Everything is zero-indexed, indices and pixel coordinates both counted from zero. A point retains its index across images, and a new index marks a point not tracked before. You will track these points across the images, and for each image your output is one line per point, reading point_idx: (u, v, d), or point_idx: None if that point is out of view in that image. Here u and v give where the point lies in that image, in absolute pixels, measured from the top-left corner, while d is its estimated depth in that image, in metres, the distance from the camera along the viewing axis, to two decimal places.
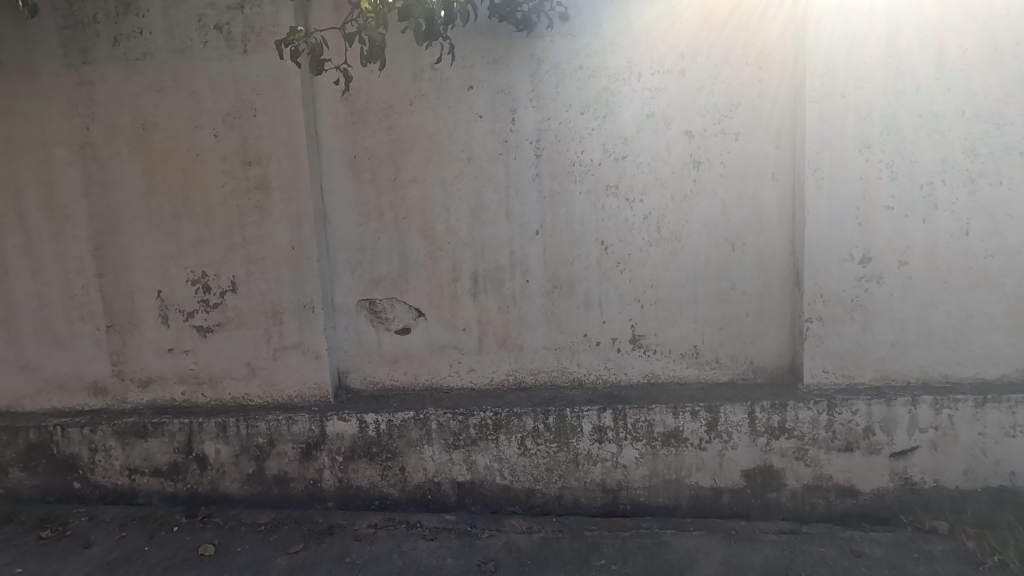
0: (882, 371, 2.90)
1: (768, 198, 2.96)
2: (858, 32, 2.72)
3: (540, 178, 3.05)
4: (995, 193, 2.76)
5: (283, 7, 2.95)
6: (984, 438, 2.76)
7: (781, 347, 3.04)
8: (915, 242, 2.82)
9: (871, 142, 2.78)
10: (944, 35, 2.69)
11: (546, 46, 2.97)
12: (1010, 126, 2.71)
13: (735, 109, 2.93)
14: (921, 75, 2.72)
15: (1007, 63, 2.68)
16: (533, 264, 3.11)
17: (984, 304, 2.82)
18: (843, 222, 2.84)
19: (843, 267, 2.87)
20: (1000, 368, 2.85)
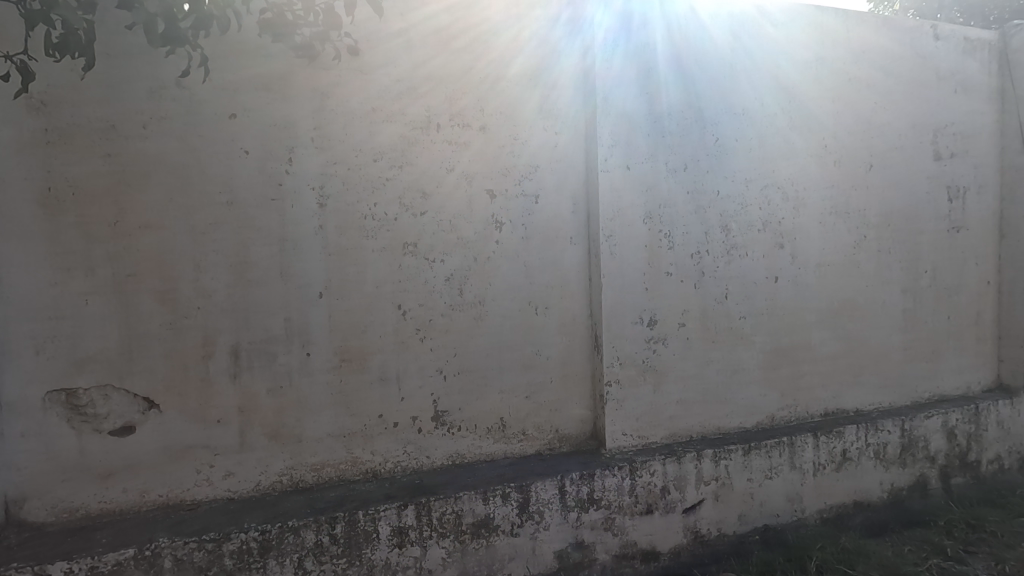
0: (671, 429, 3.04)
1: (568, 262, 2.94)
2: (639, 112, 2.95)
3: (325, 230, 2.55)
4: (744, 263, 3.18)
5: None
6: (751, 483, 3.06)
7: (584, 412, 2.99)
8: (690, 305, 3.07)
9: (653, 214, 2.98)
10: (702, 124, 3.08)
11: (332, 80, 2.55)
12: (750, 207, 3.19)
13: (535, 172, 2.88)
14: (687, 156, 3.05)
15: (747, 154, 3.18)
16: (317, 334, 2.55)
17: (743, 360, 3.18)
18: (633, 286, 2.95)
19: (635, 330, 2.96)
20: (756, 417, 3.23)
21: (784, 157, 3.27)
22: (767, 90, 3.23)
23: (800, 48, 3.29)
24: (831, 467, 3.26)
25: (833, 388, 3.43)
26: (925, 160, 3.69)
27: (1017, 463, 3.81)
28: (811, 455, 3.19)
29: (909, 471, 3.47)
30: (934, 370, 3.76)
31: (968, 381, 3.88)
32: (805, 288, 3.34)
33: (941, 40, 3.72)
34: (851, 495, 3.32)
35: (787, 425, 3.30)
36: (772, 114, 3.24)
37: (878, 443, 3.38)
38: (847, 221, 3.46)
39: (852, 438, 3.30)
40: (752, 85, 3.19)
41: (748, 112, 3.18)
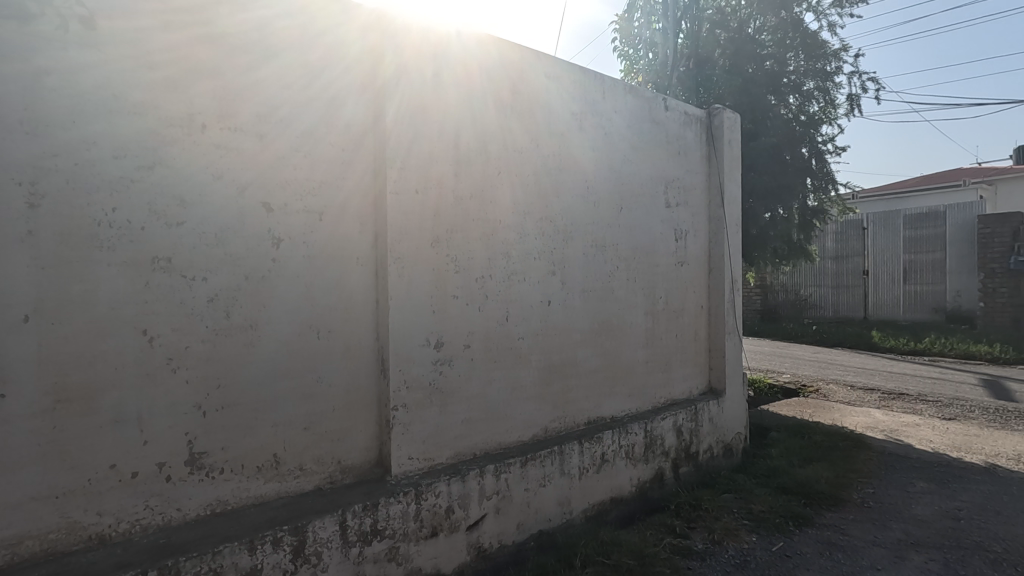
0: (456, 448, 3.11)
1: (354, 283, 2.83)
2: (428, 139, 3.04)
3: (37, 237, 2.03)
4: (523, 287, 3.47)
5: None
6: (528, 492, 3.29)
7: (369, 440, 2.88)
8: (475, 327, 3.22)
9: (441, 238, 3.07)
10: (486, 158, 3.31)
11: (56, 54, 2.06)
12: (529, 237, 3.51)
13: (320, 188, 2.72)
14: (473, 186, 3.23)
15: (525, 189, 3.51)
16: (18, 368, 1.98)
17: (521, 377, 3.45)
18: (421, 309, 2.97)
19: (422, 352, 2.97)
20: (532, 430, 3.51)
21: (555, 194, 3.69)
22: (541, 133, 3.62)
23: (567, 100, 3.79)
24: (593, 469, 3.69)
25: (594, 399, 3.93)
26: (660, 207, 4.52)
27: (722, 449, 4.82)
28: (577, 460, 3.58)
29: (650, 465, 4.13)
30: (667, 378, 4.56)
31: (690, 386, 4.79)
32: (572, 311, 3.78)
33: (670, 111, 4.64)
34: (608, 492, 3.80)
35: (558, 435, 3.65)
36: (545, 155, 3.64)
37: (628, 443, 3.95)
38: (605, 253, 4.02)
39: (609, 442, 3.80)
40: (529, 128, 3.55)
41: (526, 151, 3.53)
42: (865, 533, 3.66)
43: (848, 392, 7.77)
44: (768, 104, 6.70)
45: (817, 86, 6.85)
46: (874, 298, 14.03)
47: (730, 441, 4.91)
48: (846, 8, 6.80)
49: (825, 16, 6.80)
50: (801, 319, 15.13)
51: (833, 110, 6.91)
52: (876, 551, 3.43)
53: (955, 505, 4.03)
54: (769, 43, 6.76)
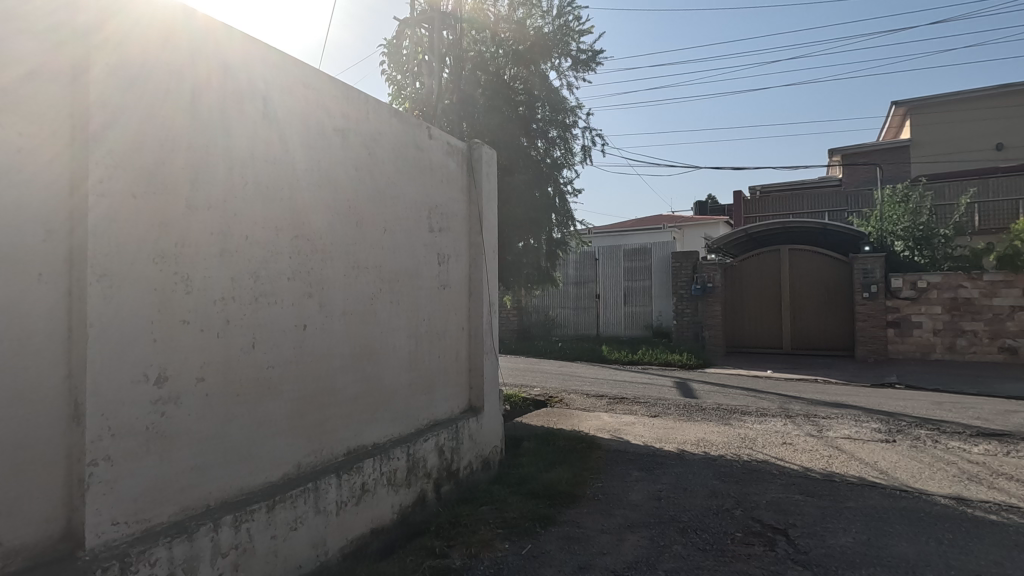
0: (183, 502, 2.65)
1: (32, 306, 2.18)
2: (152, 135, 2.59)
3: None
4: (272, 311, 3.18)
5: None
6: (275, 540, 2.98)
7: (50, 509, 2.22)
8: (211, 357, 2.82)
9: (167, 254, 2.62)
10: (231, 165, 2.97)
11: None
12: (280, 255, 3.25)
13: None
14: (212, 196, 2.86)
15: (278, 204, 3.24)
16: None
17: (268, 411, 3.13)
18: (137, 338, 2.48)
19: (136, 390, 2.46)
20: (282, 468, 3.21)
21: (314, 212, 3.49)
22: (298, 145, 3.40)
23: (328, 114, 3.64)
24: (352, 501, 3.53)
25: (355, 427, 3.77)
26: (423, 232, 4.62)
27: (480, 464, 5.06)
28: (333, 495, 3.38)
29: (412, 489, 4.11)
30: (429, 400, 4.62)
31: (452, 406, 4.94)
32: (330, 336, 3.58)
33: (433, 139, 4.80)
34: (368, 524, 3.66)
35: (313, 470, 3.41)
36: (303, 169, 3.42)
37: (389, 469, 3.88)
38: (367, 275, 3.94)
39: (369, 471, 3.69)
40: (284, 138, 3.31)
41: (280, 163, 3.27)
42: (595, 523, 4.21)
43: (585, 400, 8.96)
44: (521, 145, 7.48)
45: (560, 135, 7.88)
46: (604, 318, 16.64)
47: (488, 454, 5.20)
48: (580, 73, 8.04)
49: (565, 76, 7.92)
50: (550, 337, 17.08)
51: (572, 157, 8.02)
52: (603, 537, 3.98)
53: (657, 488, 4.94)
54: (521, 91, 7.58)
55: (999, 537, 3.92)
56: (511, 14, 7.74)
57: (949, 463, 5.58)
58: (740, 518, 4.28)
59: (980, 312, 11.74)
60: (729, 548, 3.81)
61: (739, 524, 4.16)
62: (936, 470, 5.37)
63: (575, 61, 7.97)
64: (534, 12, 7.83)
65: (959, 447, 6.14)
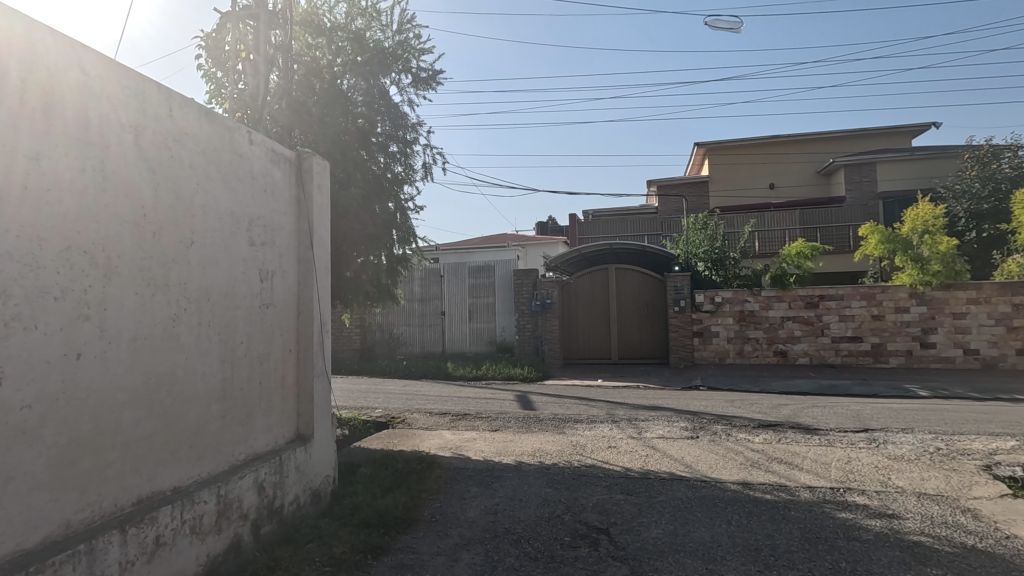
0: None
1: None
2: None
3: None
4: (28, 338, 2.62)
5: None
6: None
7: None
8: None
9: None
10: None
11: None
12: (42, 271, 2.70)
13: None
14: None
15: (40, 207, 2.71)
16: None
17: (20, 463, 2.56)
18: None
19: None
20: (41, 529, 2.64)
21: (93, 219, 2.97)
22: (73, 140, 2.88)
23: (116, 107, 3.15)
24: (142, 560, 3.02)
25: (148, 471, 3.25)
26: (241, 245, 4.19)
27: (309, 497, 4.68)
28: (115, 555, 2.86)
29: (223, 535, 3.64)
30: (247, 432, 4.16)
31: (275, 436, 4.51)
32: (114, 365, 3.05)
33: (255, 144, 4.40)
34: None
35: (89, 528, 2.85)
36: (79, 168, 2.91)
37: (194, 516, 3.40)
38: (167, 295, 3.44)
39: (166, 520, 3.20)
40: (52, 129, 2.79)
41: (45, 158, 2.74)
42: (430, 546, 4.13)
43: (428, 418, 8.83)
44: (359, 157, 7.23)
45: (400, 150, 7.77)
46: (449, 334, 16.70)
47: (317, 486, 4.83)
48: (421, 90, 8.05)
49: (406, 92, 7.87)
50: (394, 355, 16.64)
51: (413, 174, 7.95)
52: (437, 561, 3.90)
53: (494, 502, 5.01)
54: (360, 103, 7.35)
55: (771, 513, 4.65)
56: (349, 23, 7.50)
57: (738, 453, 6.51)
58: (568, 523, 4.52)
59: (760, 322, 14.05)
60: (557, 553, 3.98)
61: (568, 529, 4.39)
62: (728, 459, 6.24)
63: (415, 78, 7.96)
64: (373, 24, 7.68)
65: (745, 438, 7.21)
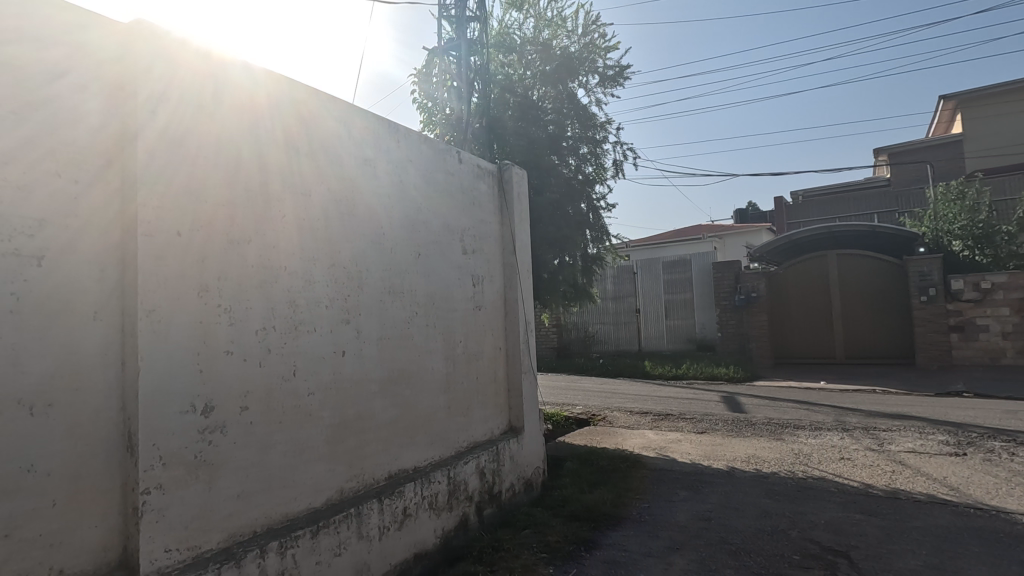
0: (230, 529, 2.74)
1: (86, 347, 2.32)
2: (194, 171, 2.74)
3: None
4: (310, 339, 3.27)
5: None
6: (319, 565, 3.03)
7: (103, 537, 2.33)
8: (253, 385, 2.92)
9: (210, 287, 2.75)
10: (268, 199, 3.11)
11: None
12: (316, 284, 3.34)
13: (39, 227, 2.21)
14: (251, 229, 2.99)
15: (312, 234, 3.36)
16: None
17: (309, 438, 3.21)
18: (181, 370, 2.59)
19: (182, 421, 2.57)
20: (324, 493, 3.27)
21: (345, 240, 3.58)
22: (329, 177, 3.52)
23: (357, 146, 3.76)
24: (395, 526, 3.55)
25: (394, 451, 3.81)
26: (456, 255, 4.67)
27: (522, 486, 5.00)
28: (376, 520, 3.41)
29: (453, 513, 4.09)
30: (467, 422, 4.62)
31: (491, 427, 4.92)
32: (366, 360, 3.65)
33: (462, 163, 4.87)
34: (410, 548, 3.67)
35: (355, 495, 3.46)
36: (334, 199, 3.54)
37: (431, 493, 3.88)
38: (401, 300, 4.00)
39: (411, 494, 3.71)
40: (317, 170, 3.44)
41: (313, 194, 3.39)
42: (640, 546, 4.09)
43: (628, 417, 8.78)
44: (552, 163, 7.49)
45: (590, 151, 7.87)
46: (645, 332, 16.36)
47: (529, 476, 5.14)
48: (608, 88, 8.04)
49: (593, 93, 7.93)
50: (590, 353, 16.89)
51: (604, 173, 7.98)
52: (649, 562, 3.85)
53: (705, 508, 4.76)
54: (550, 110, 7.59)
55: None
56: (537, 36, 7.80)
57: None
58: (795, 539, 4.08)
59: None
60: (785, 572, 3.62)
61: (794, 547, 3.95)
62: (1015, 484, 4.98)
63: (602, 78, 7.99)
64: (560, 32, 7.84)
65: None
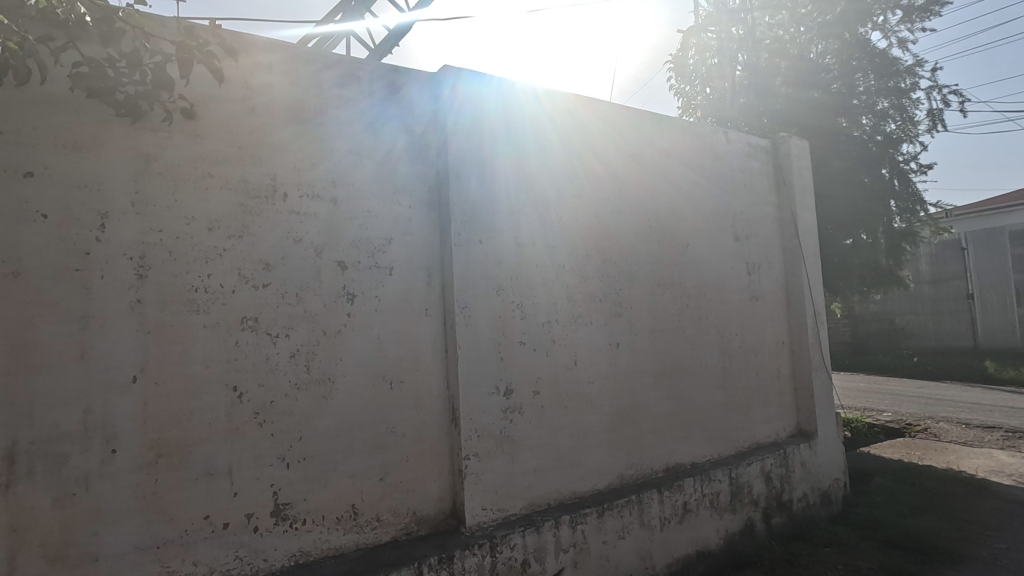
0: (529, 498, 3.11)
1: (423, 337, 2.92)
2: (489, 186, 3.17)
3: (144, 306, 2.23)
4: (588, 331, 3.49)
5: None
6: (606, 545, 3.21)
7: (440, 489, 2.90)
8: (543, 372, 3.25)
9: (505, 285, 3.16)
10: (547, 203, 3.41)
11: (160, 142, 2.32)
12: (591, 279, 3.55)
13: (388, 245, 2.86)
14: (534, 232, 3.33)
15: (586, 231, 3.57)
16: (125, 427, 2.16)
17: (591, 424, 3.42)
18: (487, 357, 3.04)
19: (491, 400, 3.02)
20: (607, 478, 3.45)
21: (615, 235, 3.71)
22: (598, 176, 3.69)
23: (623, 141, 3.84)
24: (676, 520, 3.53)
25: (671, 444, 3.79)
26: (728, 241, 4.39)
27: (819, 498, 4.42)
28: (657, 510, 3.44)
29: (738, 516, 3.86)
30: (749, 420, 4.29)
31: (776, 428, 4.48)
32: (641, 352, 3.72)
33: (731, 143, 4.55)
34: (692, 545, 3.60)
35: (635, 483, 3.56)
36: (603, 197, 3.69)
37: (712, 492, 3.74)
38: (672, 292, 3.95)
39: (691, 490, 3.63)
40: (587, 170, 3.63)
41: (584, 193, 3.59)
42: None
43: (963, 431, 6.96)
44: (839, 127, 6.42)
45: (892, 104, 6.50)
46: (983, 324, 12.71)
47: (826, 487, 4.51)
48: (916, 22, 6.51)
49: (894, 33, 6.52)
50: (898, 349, 13.94)
51: (914, 127, 6.54)
52: None
53: None
54: (834, 66, 6.50)
55: None
56: None
57: None
58: None
59: None
60: None
61: None
62: None
63: (906, 12, 6.51)
64: None
65: None
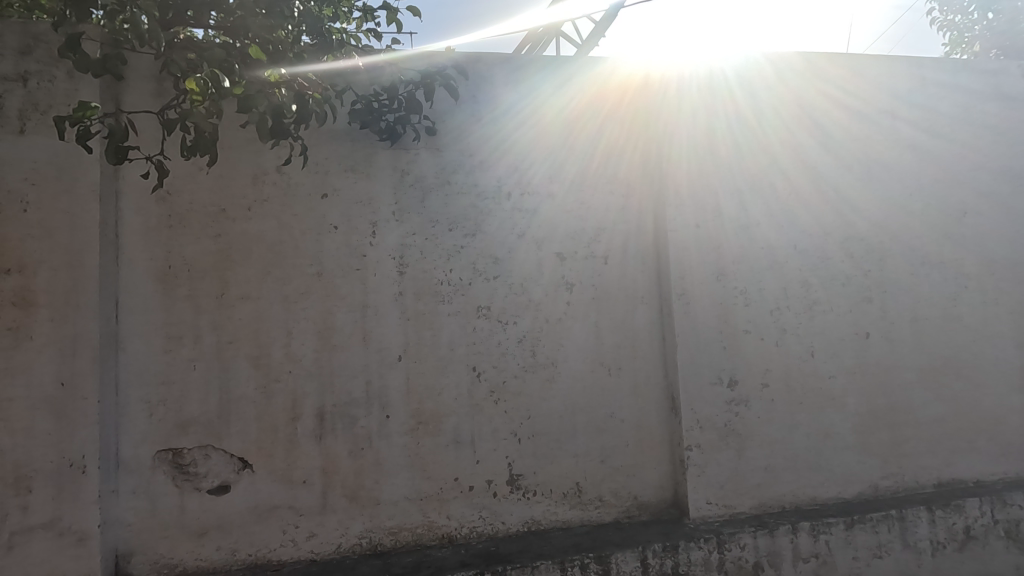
0: (759, 498, 2.90)
1: (640, 325, 2.92)
2: (706, 166, 3.01)
3: (404, 297, 2.67)
4: (828, 318, 3.09)
5: (102, 87, 2.38)
6: (856, 562, 2.82)
7: (661, 478, 2.87)
8: (774, 364, 2.99)
9: (726, 271, 2.98)
10: (773, 179, 3.10)
11: (411, 159, 2.74)
12: (831, 261, 3.13)
13: (602, 235, 2.93)
14: (758, 211, 3.06)
15: (822, 207, 3.15)
16: (394, 397, 2.62)
17: (834, 423, 3.03)
18: (708, 346, 2.91)
19: (713, 391, 2.89)
20: (855, 486, 3.03)
21: (862, 208, 3.20)
22: (838, 142, 3.22)
23: (869, 98, 3.29)
24: (953, 546, 2.93)
25: (945, 455, 3.15)
26: None
27: None
28: (926, 531, 2.89)
29: None
30: None
31: None
32: (899, 344, 3.16)
33: None
34: None
35: (894, 496, 3.05)
36: (844, 165, 3.21)
37: (1008, 519, 3.00)
38: (942, 272, 3.26)
39: (976, 513, 2.96)
40: (822, 137, 3.20)
41: (819, 164, 3.18)
42: None
43: None
44: None
45: None
46: None
47: None
48: None
49: None
50: None
51: None
52: None
53: None
54: None
55: None
56: None
57: None
58: None
59: None
60: None
61: None
62: None
63: None
64: None
65: None
